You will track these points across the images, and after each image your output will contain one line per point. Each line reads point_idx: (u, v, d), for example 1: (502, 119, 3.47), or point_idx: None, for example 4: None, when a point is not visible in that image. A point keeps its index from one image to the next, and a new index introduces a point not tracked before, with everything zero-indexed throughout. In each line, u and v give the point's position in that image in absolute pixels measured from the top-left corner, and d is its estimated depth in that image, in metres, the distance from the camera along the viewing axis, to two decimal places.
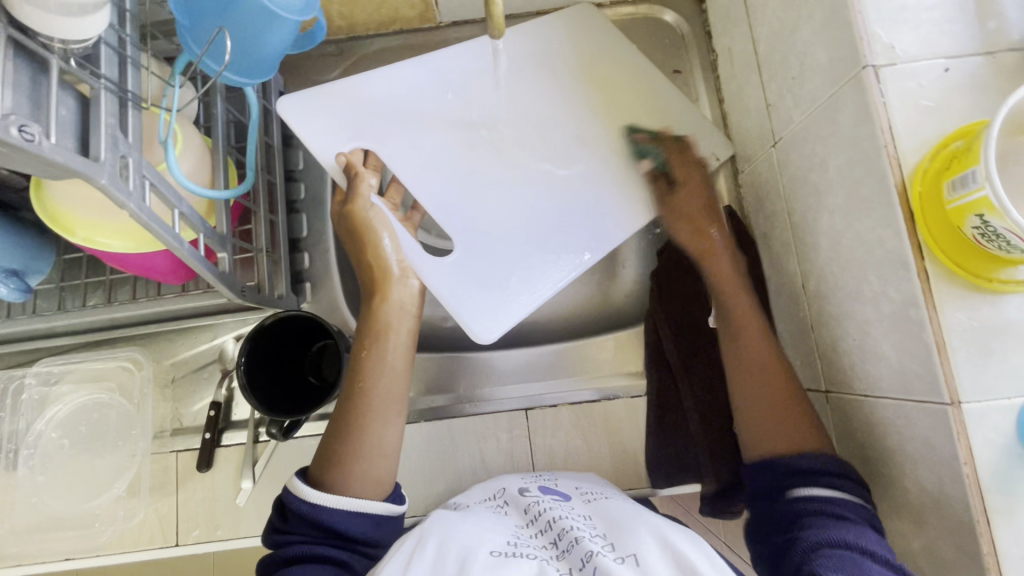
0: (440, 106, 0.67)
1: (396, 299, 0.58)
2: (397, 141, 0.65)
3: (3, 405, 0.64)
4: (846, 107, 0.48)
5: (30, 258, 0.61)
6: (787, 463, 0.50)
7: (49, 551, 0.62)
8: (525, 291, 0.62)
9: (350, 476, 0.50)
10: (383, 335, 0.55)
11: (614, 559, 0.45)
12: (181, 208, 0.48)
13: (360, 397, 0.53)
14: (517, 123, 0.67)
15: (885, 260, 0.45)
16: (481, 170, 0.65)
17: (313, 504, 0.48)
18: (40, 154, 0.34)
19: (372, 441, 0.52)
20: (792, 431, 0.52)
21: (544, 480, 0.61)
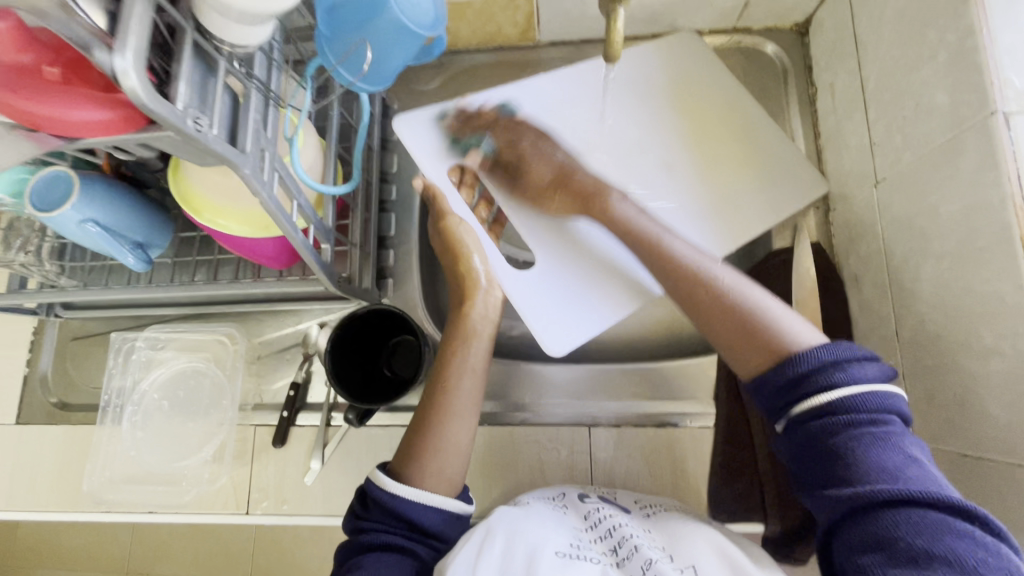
0: (536, 122, 0.69)
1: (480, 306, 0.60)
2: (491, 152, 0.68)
3: (115, 363, 0.70)
4: (966, 153, 0.47)
5: (154, 232, 0.67)
6: (788, 371, 0.44)
7: (139, 501, 0.67)
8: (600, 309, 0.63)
9: (424, 471, 0.52)
10: (466, 338, 0.58)
11: (674, 569, 0.47)
12: (299, 199, 0.52)
13: (439, 395, 0.55)
14: (608, 146, 0.69)
15: (1002, 313, 0.43)
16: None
17: (395, 495, 0.50)
18: (206, 143, 0.38)
19: (448, 439, 0.53)
20: (776, 330, 0.47)
21: (603, 492, 0.62)
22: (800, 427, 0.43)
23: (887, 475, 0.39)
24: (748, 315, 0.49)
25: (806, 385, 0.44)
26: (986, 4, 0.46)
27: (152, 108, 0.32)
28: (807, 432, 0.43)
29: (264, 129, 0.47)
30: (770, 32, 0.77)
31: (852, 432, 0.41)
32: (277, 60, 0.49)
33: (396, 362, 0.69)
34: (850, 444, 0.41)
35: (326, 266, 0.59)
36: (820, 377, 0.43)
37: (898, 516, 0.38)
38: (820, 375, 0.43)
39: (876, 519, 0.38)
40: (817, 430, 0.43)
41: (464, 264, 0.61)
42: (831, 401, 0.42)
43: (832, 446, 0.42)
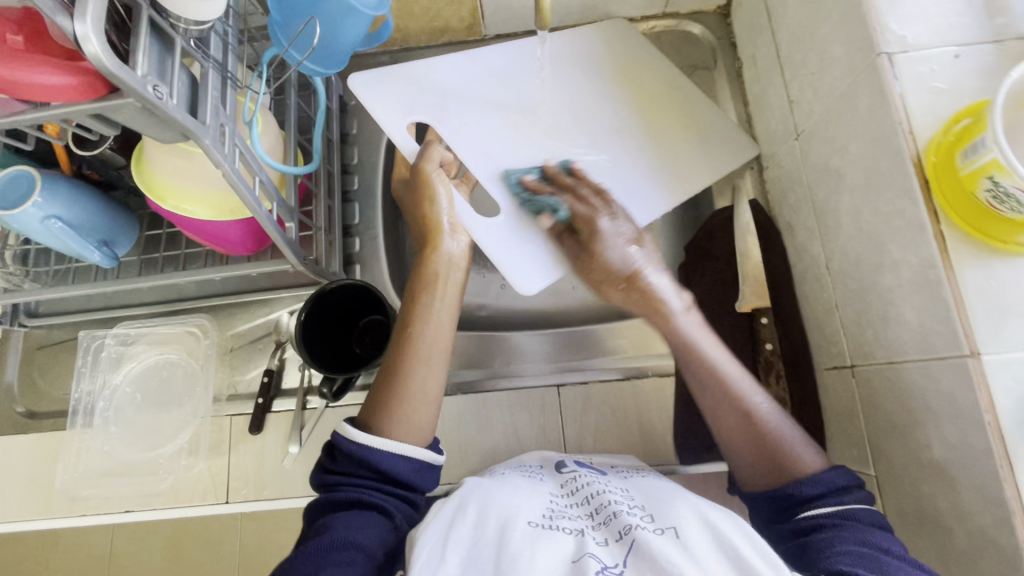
0: (491, 92, 0.74)
1: (445, 253, 0.64)
2: (451, 119, 0.72)
3: (84, 362, 0.70)
4: (862, 93, 0.52)
5: (118, 231, 0.69)
6: (792, 495, 0.50)
7: (117, 498, 0.67)
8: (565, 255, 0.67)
9: (394, 420, 0.54)
10: (432, 285, 0.61)
11: (653, 531, 0.46)
12: (261, 176, 0.55)
13: (407, 343, 0.57)
14: (556, 111, 0.74)
15: (904, 228, 0.48)
16: (528, 148, 0.72)
17: (363, 445, 0.52)
18: (166, 110, 0.41)
19: (418, 385, 0.56)
20: (787, 449, 0.52)
21: (580, 457, 0.65)
22: (789, 520, 0.50)
23: (859, 534, 0.46)
24: (766, 440, 0.53)
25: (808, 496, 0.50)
26: None
27: (114, 71, 0.35)
28: (794, 521, 0.49)
29: (223, 107, 0.50)
30: (696, 14, 0.83)
31: (825, 520, 0.48)
32: (232, 44, 0.52)
33: (367, 342, 0.71)
34: (827, 527, 0.48)
35: (292, 243, 0.61)
36: (809, 495, 0.50)
37: (859, 549, 0.44)
38: (809, 489, 0.50)
39: (849, 551, 0.44)
40: (799, 523, 0.49)
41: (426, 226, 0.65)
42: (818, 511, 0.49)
43: (809, 531, 0.48)
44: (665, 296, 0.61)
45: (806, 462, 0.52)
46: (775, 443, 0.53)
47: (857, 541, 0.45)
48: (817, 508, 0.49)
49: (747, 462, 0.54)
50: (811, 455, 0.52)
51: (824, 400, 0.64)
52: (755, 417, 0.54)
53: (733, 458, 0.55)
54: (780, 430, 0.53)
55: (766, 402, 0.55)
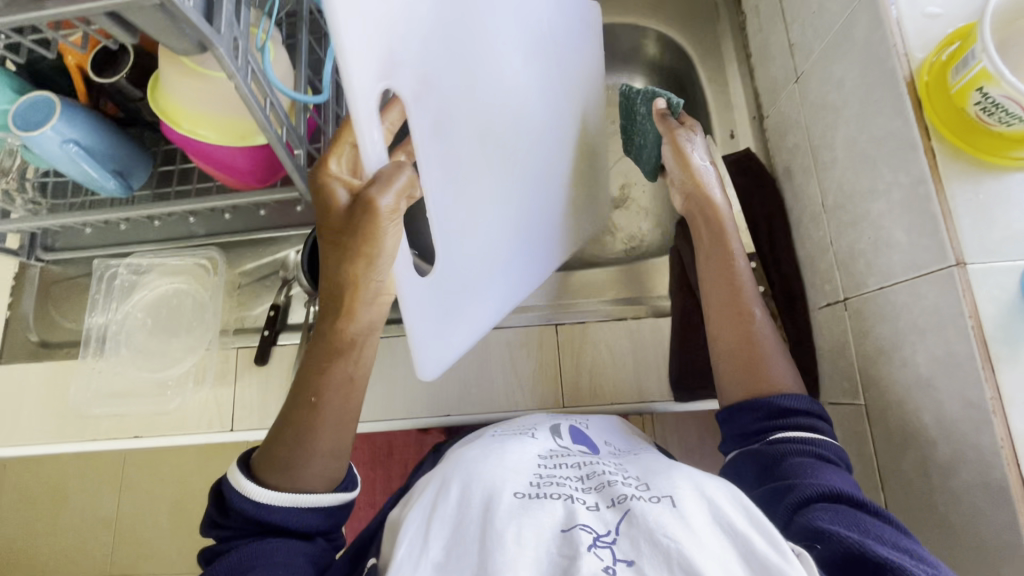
0: (479, 69, 0.53)
1: (362, 320, 0.51)
2: (431, 97, 0.46)
3: (98, 289, 0.73)
4: (859, 24, 0.53)
5: (132, 163, 0.71)
6: (770, 404, 0.54)
7: (125, 421, 0.69)
8: (470, 314, 0.58)
9: (299, 475, 0.50)
10: (344, 350, 0.51)
11: (648, 500, 0.42)
12: (271, 97, 0.57)
13: (309, 411, 0.51)
14: (528, 157, 0.62)
15: (896, 148, 0.49)
16: (483, 175, 0.55)
17: (257, 503, 0.47)
18: (183, 8, 0.42)
19: (319, 446, 0.51)
20: (767, 366, 0.57)
21: (576, 423, 0.61)
22: (763, 448, 0.52)
23: (829, 482, 0.46)
24: (751, 348, 0.58)
25: (774, 423, 0.53)
26: None
27: None
28: (768, 448, 0.51)
29: (237, 23, 0.51)
30: None
31: (801, 453, 0.50)
32: None
33: None
34: (798, 461, 0.50)
35: (301, 170, 0.63)
36: (795, 421, 0.53)
37: (837, 504, 0.44)
38: (787, 420, 0.53)
39: (826, 507, 0.44)
40: (774, 449, 0.51)
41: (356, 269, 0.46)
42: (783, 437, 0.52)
43: (784, 460, 0.50)
44: (710, 184, 0.65)
45: (782, 383, 0.56)
46: (756, 342, 0.58)
47: (831, 495, 0.45)
48: (791, 432, 0.52)
49: (728, 376, 0.59)
50: (788, 380, 0.56)
51: (819, 338, 0.65)
52: (745, 319, 0.60)
53: (717, 366, 0.60)
54: (764, 338, 0.59)
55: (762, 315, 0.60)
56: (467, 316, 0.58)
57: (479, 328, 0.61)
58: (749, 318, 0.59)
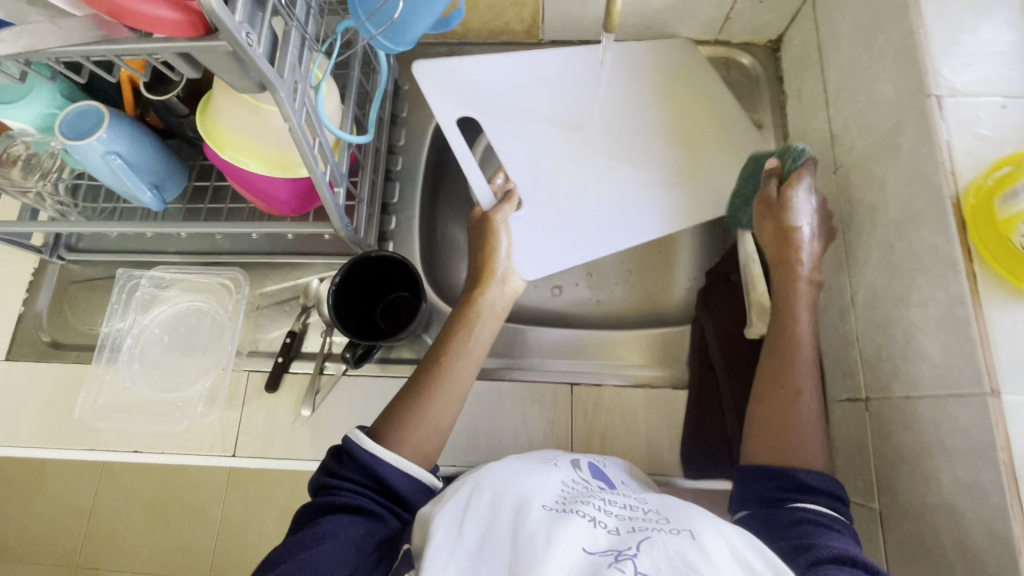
0: (610, 194, 0.75)
1: (489, 299, 0.68)
2: (569, 200, 0.75)
3: (118, 298, 0.72)
4: (907, 134, 0.54)
5: (168, 176, 0.71)
6: (794, 480, 0.53)
7: (126, 435, 0.68)
8: (516, 79, 0.78)
9: (405, 440, 0.59)
10: (471, 323, 0.66)
11: (669, 531, 0.43)
12: (321, 137, 0.57)
13: (433, 372, 0.63)
14: (555, 158, 0.76)
15: (936, 264, 0.49)
16: (546, 171, 0.76)
17: (373, 455, 0.56)
18: (254, 58, 0.43)
19: (431, 418, 0.61)
20: (802, 446, 0.55)
21: (593, 460, 0.63)
22: (783, 511, 0.51)
23: (846, 547, 0.46)
24: (790, 420, 0.56)
25: (795, 496, 0.52)
26: (924, 9, 0.54)
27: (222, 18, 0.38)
28: (785, 512, 0.50)
29: (298, 66, 0.52)
30: (747, 46, 0.86)
31: (815, 521, 0.49)
32: (314, 9, 0.54)
33: (392, 318, 0.73)
34: (816, 524, 0.49)
35: (339, 208, 0.64)
36: (812, 499, 0.52)
37: (852, 568, 0.44)
38: (804, 497, 0.52)
39: (842, 568, 0.44)
40: (792, 514, 0.50)
41: (484, 316, 0.67)
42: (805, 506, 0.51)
43: (798, 524, 0.49)
44: (802, 253, 0.63)
45: (811, 460, 0.54)
46: (807, 421, 0.56)
47: (847, 557, 0.45)
48: (807, 505, 0.51)
49: (758, 411, 0.58)
50: (819, 459, 0.55)
51: (835, 430, 0.65)
52: (795, 389, 0.58)
53: (751, 420, 0.58)
54: (807, 416, 0.57)
55: (811, 399, 0.58)
56: (482, 67, 0.78)
57: (493, 95, 0.78)
58: (813, 390, 0.58)
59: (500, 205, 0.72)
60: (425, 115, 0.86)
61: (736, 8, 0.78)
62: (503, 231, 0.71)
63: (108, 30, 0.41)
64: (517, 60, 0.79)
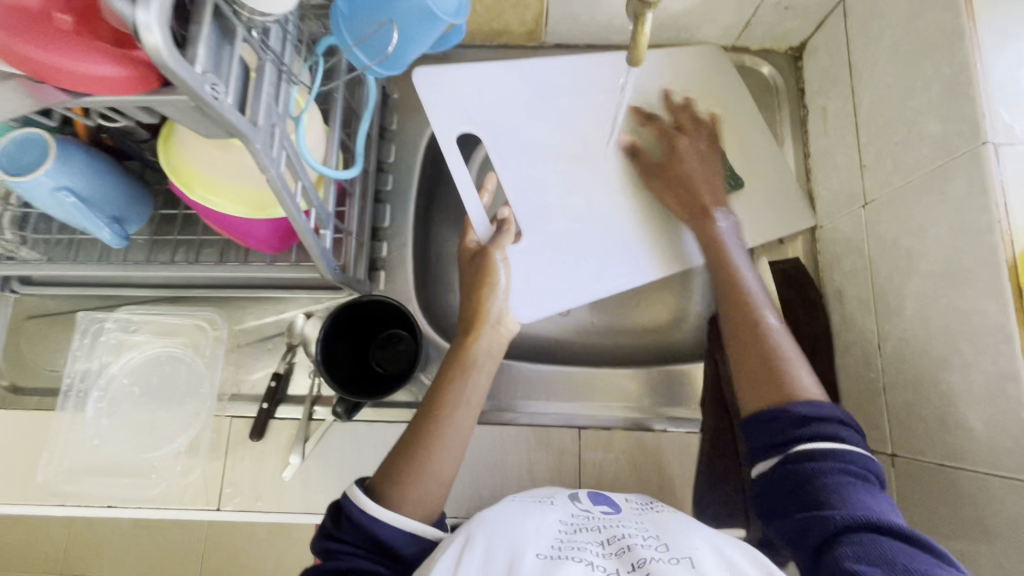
0: (617, 223, 0.70)
1: (486, 342, 0.60)
2: (568, 227, 0.70)
3: (80, 344, 0.66)
4: (954, 181, 0.50)
5: (131, 207, 0.63)
6: (788, 412, 0.49)
7: (98, 494, 0.63)
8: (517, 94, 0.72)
9: (406, 495, 0.50)
10: (469, 370, 0.58)
11: (669, 560, 0.43)
12: (304, 180, 0.50)
13: (432, 422, 0.54)
14: (563, 187, 0.71)
15: (986, 331, 0.46)
16: (552, 198, 0.70)
17: (373, 516, 0.48)
18: (221, 112, 0.36)
19: (431, 470, 0.52)
20: (792, 376, 0.52)
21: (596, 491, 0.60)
22: (790, 462, 0.47)
23: (862, 507, 0.42)
24: (776, 359, 0.53)
25: (798, 432, 0.48)
26: (980, 41, 0.49)
27: (173, 68, 0.31)
28: (796, 467, 0.46)
29: (276, 104, 0.45)
30: (765, 53, 0.79)
31: (834, 472, 0.45)
32: (291, 34, 0.47)
33: (390, 361, 0.68)
34: (831, 480, 0.45)
35: (325, 252, 0.57)
36: (813, 430, 0.48)
37: (870, 537, 0.40)
38: (810, 428, 0.48)
39: (852, 540, 0.40)
40: (804, 467, 0.46)
41: (482, 361, 0.59)
42: (820, 449, 0.46)
43: (816, 481, 0.45)
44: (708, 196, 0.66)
45: (806, 394, 0.51)
46: (773, 346, 0.54)
47: (872, 524, 0.41)
48: (814, 442, 0.47)
49: (747, 390, 0.53)
50: (817, 391, 0.51)
51: None
52: (757, 314, 0.57)
53: (738, 366, 0.55)
54: (788, 350, 0.54)
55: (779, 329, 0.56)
56: (481, 78, 0.71)
57: (491, 110, 0.71)
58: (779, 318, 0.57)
59: (499, 232, 0.66)
60: (417, 128, 0.78)
61: (759, 14, 0.72)
62: (501, 265, 0.64)
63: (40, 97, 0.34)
64: (518, 71, 0.72)
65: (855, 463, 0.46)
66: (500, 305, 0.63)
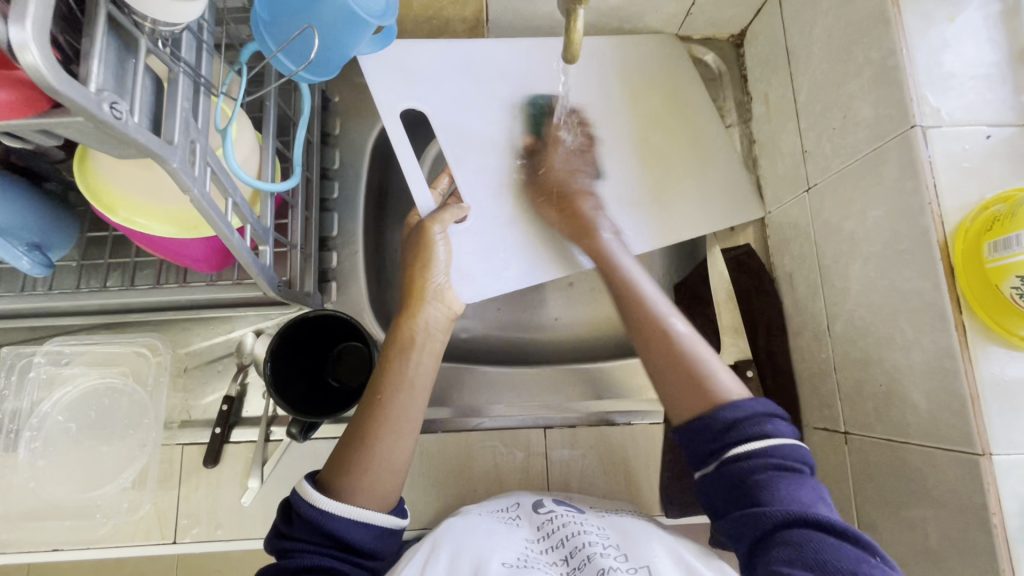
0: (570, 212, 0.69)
1: (423, 318, 0.58)
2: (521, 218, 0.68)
3: (7, 382, 0.61)
4: (888, 164, 0.51)
5: (50, 232, 0.59)
6: (714, 420, 0.49)
7: (41, 539, 0.59)
8: (459, 90, 0.70)
9: (357, 487, 0.49)
10: (408, 348, 0.56)
11: (627, 571, 0.45)
12: (235, 197, 0.48)
13: (376, 410, 0.52)
14: (511, 178, 0.69)
15: (923, 310, 0.47)
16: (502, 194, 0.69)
17: (325, 511, 0.47)
18: (126, 132, 0.34)
19: (382, 457, 0.51)
20: (705, 379, 0.51)
21: (558, 496, 0.60)
22: (725, 467, 0.48)
23: (795, 502, 0.44)
24: (689, 368, 0.52)
25: (730, 440, 0.48)
26: (906, 25, 0.50)
27: (57, 89, 0.28)
28: (729, 471, 0.47)
29: (194, 119, 0.42)
30: (708, 41, 0.80)
31: (764, 469, 0.46)
32: (207, 43, 0.44)
33: (346, 371, 0.66)
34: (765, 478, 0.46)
35: (265, 269, 0.54)
36: (741, 433, 0.48)
37: (803, 535, 0.42)
38: (742, 430, 0.48)
39: (789, 541, 0.42)
40: (742, 473, 0.47)
41: (421, 340, 0.57)
42: (749, 450, 0.47)
43: (749, 480, 0.46)
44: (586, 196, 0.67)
45: (729, 391, 0.51)
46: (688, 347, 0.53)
47: (804, 520, 0.43)
48: (746, 445, 0.47)
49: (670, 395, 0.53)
50: (737, 386, 0.52)
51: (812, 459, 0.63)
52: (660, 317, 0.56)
53: (650, 364, 0.54)
54: (697, 350, 0.53)
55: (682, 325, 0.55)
56: (420, 75, 0.69)
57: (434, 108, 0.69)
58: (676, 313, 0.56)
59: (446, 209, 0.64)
60: (362, 131, 0.76)
61: (698, 3, 0.72)
62: (440, 239, 0.63)
63: None
64: (459, 67, 0.71)
65: (787, 458, 0.47)
66: (440, 283, 0.61)
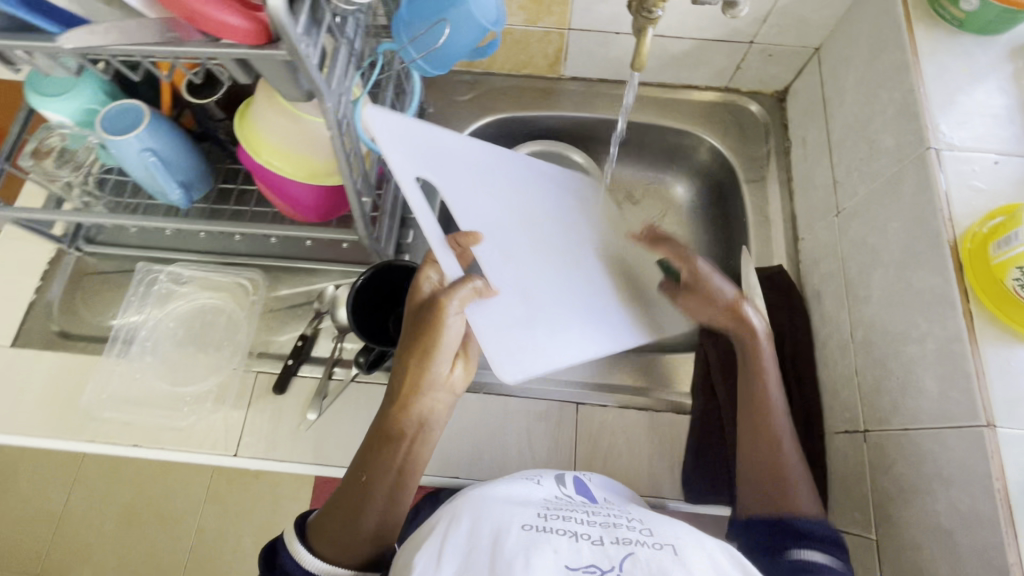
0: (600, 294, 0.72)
1: (419, 409, 0.59)
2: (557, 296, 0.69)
3: (135, 291, 0.75)
4: (907, 181, 0.58)
5: (198, 173, 0.72)
6: (788, 525, 0.57)
7: (131, 428, 0.68)
8: (481, 165, 0.70)
9: (338, 549, 0.51)
10: (399, 439, 0.57)
11: (652, 547, 0.41)
12: (355, 150, 0.60)
13: (360, 488, 0.55)
14: (543, 259, 0.70)
15: (934, 303, 0.53)
16: (538, 271, 0.68)
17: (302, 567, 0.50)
18: (311, 70, 0.46)
19: (364, 527, 0.53)
20: (790, 492, 0.60)
21: (579, 475, 0.60)
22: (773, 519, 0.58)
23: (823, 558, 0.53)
24: (780, 463, 0.61)
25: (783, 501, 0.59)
26: (923, 72, 0.59)
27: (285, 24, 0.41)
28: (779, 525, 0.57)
29: (344, 80, 0.56)
30: (755, 94, 0.91)
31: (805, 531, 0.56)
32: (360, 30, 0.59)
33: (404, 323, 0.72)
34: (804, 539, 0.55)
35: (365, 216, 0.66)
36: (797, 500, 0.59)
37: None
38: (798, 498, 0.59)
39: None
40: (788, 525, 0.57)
41: (415, 430, 0.58)
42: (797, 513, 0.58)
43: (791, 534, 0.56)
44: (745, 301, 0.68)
45: (804, 510, 0.59)
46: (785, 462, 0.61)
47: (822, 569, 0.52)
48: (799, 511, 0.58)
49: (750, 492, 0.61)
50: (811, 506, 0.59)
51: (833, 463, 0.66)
52: (768, 412, 0.64)
53: (752, 444, 0.63)
54: (790, 454, 0.62)
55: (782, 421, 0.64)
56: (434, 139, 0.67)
57: (451, 181, 0.67)
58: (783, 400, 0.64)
59: (461, 286, 0.60)
60: None
61: (747, 59, 0.84)
62: (453, 318, 0.59)
63: (181, 31, 0.45)
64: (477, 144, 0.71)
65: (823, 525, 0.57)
66: (446, 369, 0.60)
